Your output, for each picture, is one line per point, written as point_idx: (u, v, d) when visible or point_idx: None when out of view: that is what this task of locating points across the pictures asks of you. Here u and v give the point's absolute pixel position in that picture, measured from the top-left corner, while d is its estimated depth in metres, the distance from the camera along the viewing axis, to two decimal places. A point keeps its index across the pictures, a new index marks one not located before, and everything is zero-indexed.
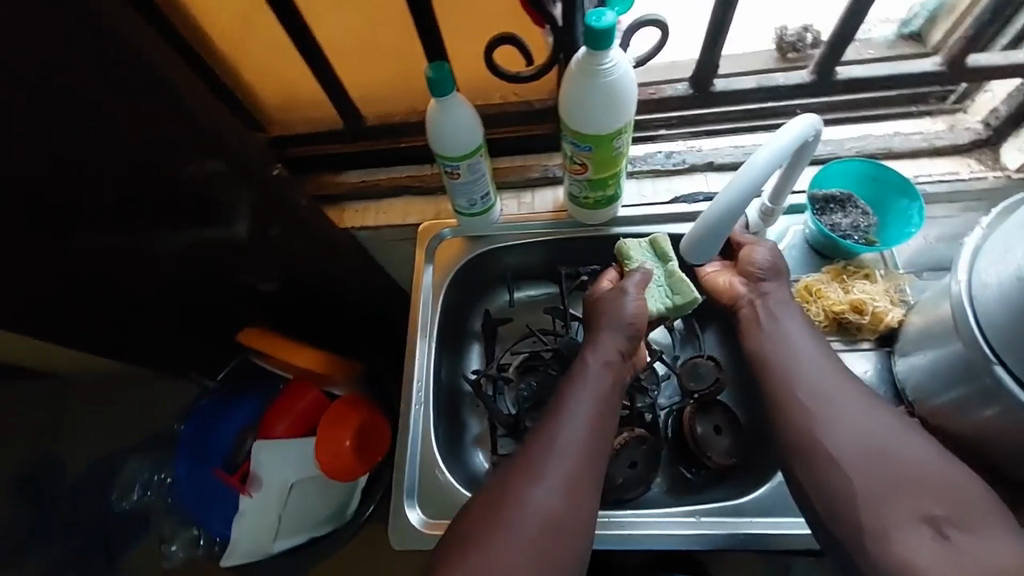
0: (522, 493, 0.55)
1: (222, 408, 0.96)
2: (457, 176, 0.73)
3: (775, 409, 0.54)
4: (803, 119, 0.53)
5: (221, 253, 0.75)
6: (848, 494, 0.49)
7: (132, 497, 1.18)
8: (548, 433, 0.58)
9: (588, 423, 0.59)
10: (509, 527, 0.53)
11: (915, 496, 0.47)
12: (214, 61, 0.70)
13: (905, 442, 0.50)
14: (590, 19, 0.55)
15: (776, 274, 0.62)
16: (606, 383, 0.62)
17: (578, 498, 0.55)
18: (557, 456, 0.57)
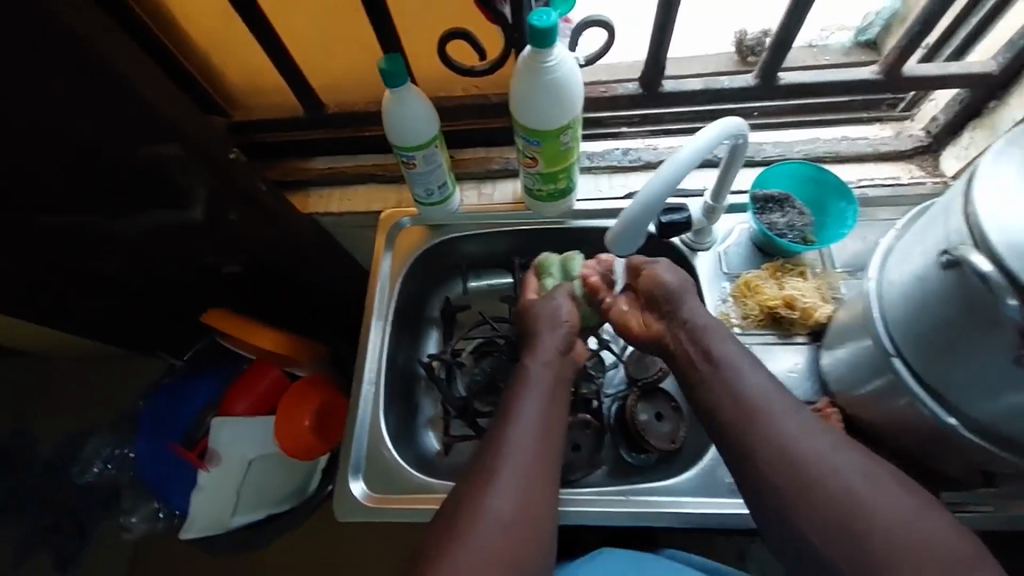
0: (478, 502, 0.56)
1: (186, 382, 0.99)
2: (414, 166, 0.74)
3: (737, 422, 0.56)
4: (722, 122, 0.54)
5: (179, 234, 0.76)
6: (808, 505, 0.51)
7: (92, 471, 1.16)
8: (502, 440, 0.60)
9: (536, 424, 0.62)
10: (476, 531, 0.54)
11: (885, 508, 0.49)
12: (173, 45, 0.70)
13: (844, 453, 0.52)
14: (535, 19, 0.56)
15: (680, 292, 0.66)
16: (550, 390, 0.65)
17: (535, 512, 0.57)
18: (508, 471, 0.58)
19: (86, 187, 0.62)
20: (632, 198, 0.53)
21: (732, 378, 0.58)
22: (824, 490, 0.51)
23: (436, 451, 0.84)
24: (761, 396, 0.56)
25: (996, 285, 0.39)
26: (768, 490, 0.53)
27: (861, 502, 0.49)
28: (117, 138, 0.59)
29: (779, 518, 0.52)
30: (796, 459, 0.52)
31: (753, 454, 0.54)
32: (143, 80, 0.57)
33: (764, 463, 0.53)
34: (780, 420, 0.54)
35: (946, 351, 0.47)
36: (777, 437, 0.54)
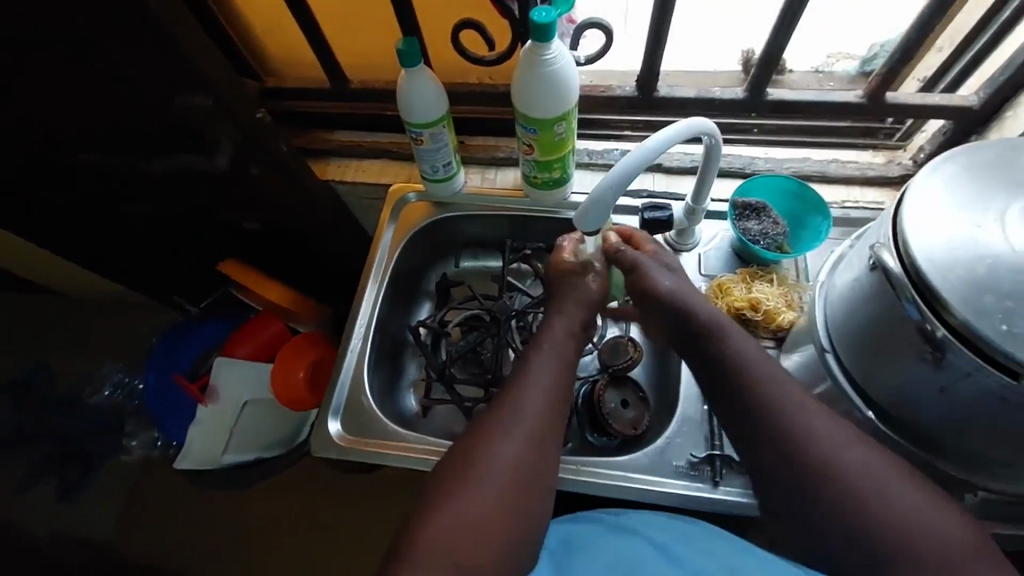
0: (487, 451, 0.54)
1: (197, 324, 1.08)
2: (422, 143, 0.80)
3: (758, 406, 0.53)
4: (677, 125, 0.61)
5: (204, 182, 0.84)
6: (831, 502, 0.48)
7: (102, 394, 1.28)
8: (517, 401, 0.58)
9: (548, 389, 0.59)
10: (480, 480, 0.52)
11: (908, 512, 0.46)
12: (221, 12, 0.79)
13: (860, 450, 0.50)
14: (537, 14, 0.62)
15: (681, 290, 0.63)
16: (562, 364, 0.62)
17: (535, 467, 0.54)
18: (513, 436, 0.55)
19: (124, 122, 0.70)
20: (591, 191, 0.59)
21: (727, 349, 0.57)
22: (822, 456, 0.49)
23: (414, 411, 0.90)
24: (758, 364, 0.55)
25: (902, 280, 0.44)
26: (758, 457, 0.52)
27: (852, 469, 0.48)
28: (156, 83, 0.66)
29: (776, 482, 0.51)
30: (790, 426, 0.51)
31: (745, 417, 0.53)
32: (185, 34, 0.64)
33: (755, 427, 0.53)
34: (777, 387, 0.53)
35: (872, 350, 0.50)
36: (796, 426, 0.51)
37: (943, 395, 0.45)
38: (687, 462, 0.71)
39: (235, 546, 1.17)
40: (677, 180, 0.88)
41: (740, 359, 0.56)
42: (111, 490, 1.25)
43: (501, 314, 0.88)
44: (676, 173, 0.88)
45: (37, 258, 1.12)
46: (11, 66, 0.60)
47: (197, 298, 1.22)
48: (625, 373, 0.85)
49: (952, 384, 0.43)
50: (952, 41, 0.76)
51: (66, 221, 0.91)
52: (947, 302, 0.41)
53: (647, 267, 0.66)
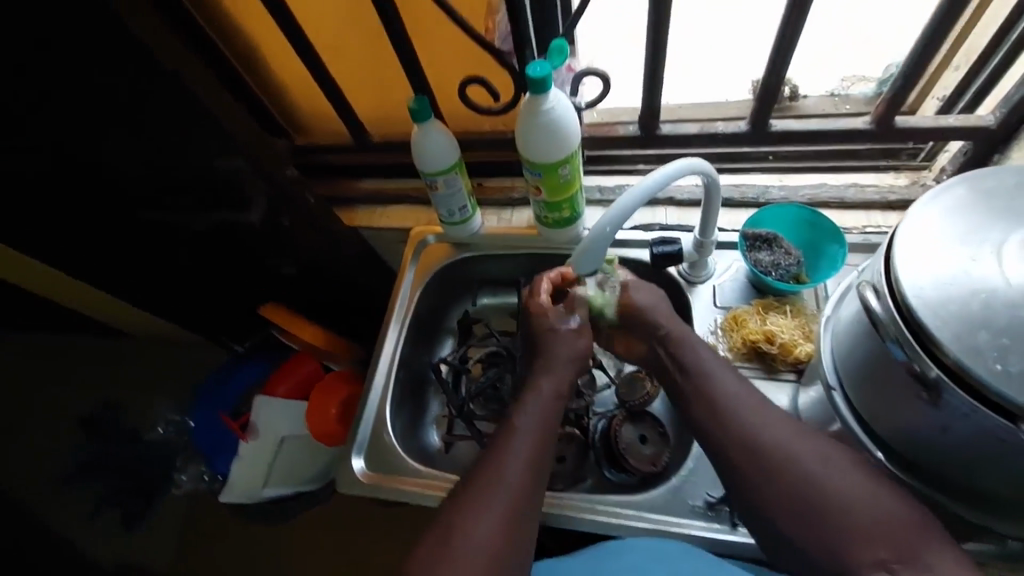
0: (487, 488, 0.56)
1: (241, 363, 1.16)
2: (437, 189, 0.85)
3: (728, 430, 0.54)
4: (672, 164, 0.62)
5: (242, 234, 0.92)
6: (804, 523, 0.49)
7: (156, 431, 1.38)
8: (509, 444, 0.60)
9: (539, 428, 0.61)
10: (476, 522, 0.54)
11: (882, 525, 0.47)
12: (257, 84, 0.88)
13: (838, 470, 0.50)
14: (533, 69, 0.65)
15: (651, 307, 0.68)
16: (556, 405, 0.64)
17: (525, 506, 0.57)
18: (504, 481, 0.57)
19: (171, 183, 0.79)
20: (590, 229, 0.61)
21: (700, 383, 0.58)
22: (803, 484, 0.49)
23: (437, 447, 0.92)
24: (732, 398, 0.56)
25: (892, 316, 0.43)
26: (741, 489, 0.53)
27: (836, 493, 0.49)
28: (196, 149, 0.74)
29: (759, 511, 0.51)
30: (766, 458, 0.52)
31: (723, 451, 0.54)
32: (221, 106, 0.73)
33: (734, 459, 0.53)
34: (747, 418, 0.54)
35: (873, 385, 0.49)
36: (770, 447, 0.52)
37: (945, 435, 0.43)
38: (704, 502, 0.69)
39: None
40: (689, 212, 0.89)
41: (715, 393, 0.57)
42: (171, 519, 1.34)
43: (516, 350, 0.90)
44: (687, 206, 0.89)
45: (108, 302, 1.25)
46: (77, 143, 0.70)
47: (243, 338, 1.31)
48: (643, 408, 0.84)
49: (953, 424, 0.42)
50: (968, 59, 0.74)
51: (127, 271, 1.02)
52: (940, 341, 0.39)
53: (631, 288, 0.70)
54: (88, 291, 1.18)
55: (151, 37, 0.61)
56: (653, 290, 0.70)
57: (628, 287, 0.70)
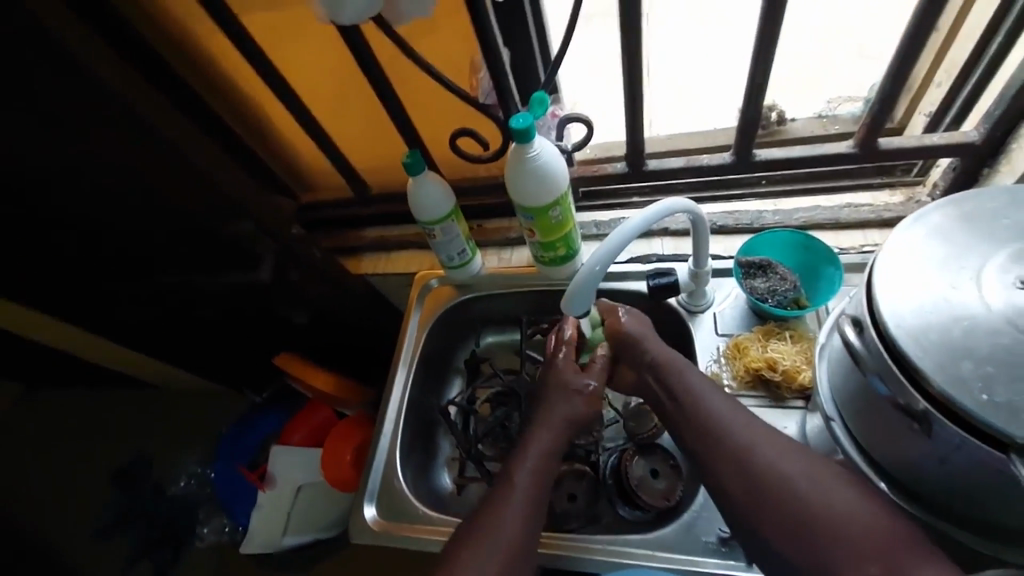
0: (486, 534, 0.57)
1: (257, 414, 1.19)
2: (434, 236, 0.87)
3: (716, 457, 0.54)
4: (656, 203, 0.63)
5: (251, 289, 0.96)
6: (798, 549, 0.48)
7: (179, 484, 1.40)
8: (505, 497, 0.60)
9: (533, 484, 0.61)
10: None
11: (875, 547, 0.45)
12: (262, 148, 0.94)
13: (832, 493, 0.49)
14: (515, 120, 0.68)
15: (643, 334, 0.68)
16: (551, 456, 0.64)
17: (519, 558, 0.57)
18: (500, 534, 0.57)
19: (183, 248, 0.83)
20: (579, 269, 0.62)
21: (691, 409, 0.58)
22: (795, 508, 0.48)
23: (449, 489, 0.92)
24: (721, 420, 0.56)
25: (875, 344, 0.43)
26: (737, 515, 0.52)
27: (827, 513, 0.47)
28: (204, 215, 0.79)
29: (754, 536, 0.50)
30: (756, 483, 0.51)
31: (716, 477, 0.53)
32: (226, 174, 0.77)
33: (727, 484, 0.52)
34: (739, 441, 0.53)
35: (867, 414, 0.48)
36: (758, 471, 0.51)
37: (944, 467, 0.43)
38: (717, 537, 0.68)
39: None
40: (684, 242, 0.89)
41: (705, 417, 0.57)
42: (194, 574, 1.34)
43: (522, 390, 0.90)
44: (681, 235, 0.90)
45: (121, 354, 1.27)
46: (95, 218, 0.75)
47: (259, 387, 1.34)
48: (653, 441, 0.84)
49: (949, 456, 0.41)
50: (949, 76, 0.75)
51: (148, 330, 1.06)
52: (923, 371, 0.39)
53: (620, 314, 0.70)
54: (116, 348, 1.24)
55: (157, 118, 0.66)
56: (636, 311, 0.71)
57: (618, 312, 0.70)
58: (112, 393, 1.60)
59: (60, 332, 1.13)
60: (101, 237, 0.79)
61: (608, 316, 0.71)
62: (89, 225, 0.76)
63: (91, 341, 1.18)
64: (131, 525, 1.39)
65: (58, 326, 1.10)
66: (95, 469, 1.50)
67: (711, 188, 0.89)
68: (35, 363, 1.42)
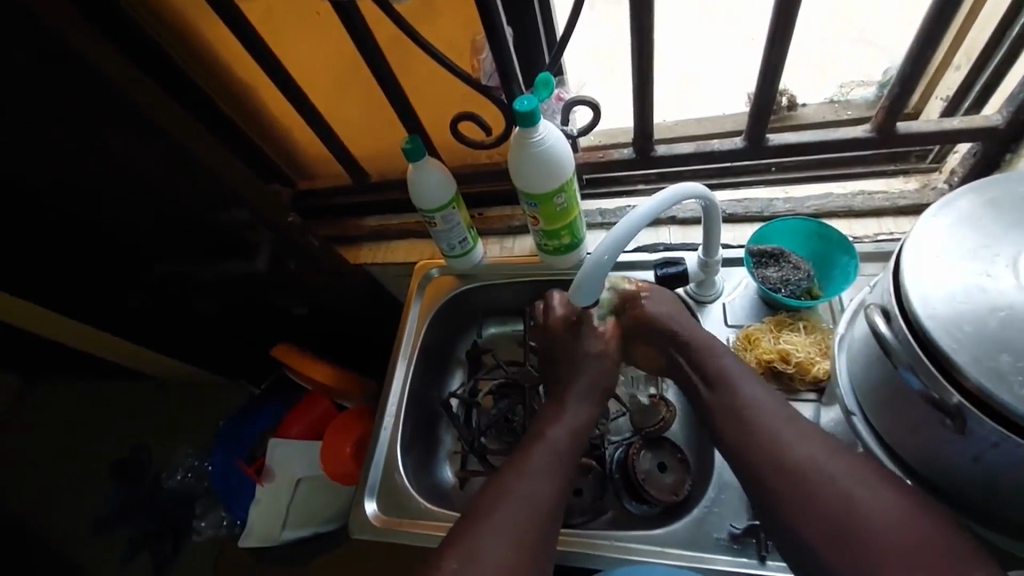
0: (492, 535, 0.54)
1: (256, 406, 1.18)
2: (435, 225, 0.85)
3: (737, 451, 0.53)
4: (668, 188, 0.61)
5: (248, 280, 0.93)
6: (821, 542, 0.46)
7: (177, 477, 1.38)
8: (535, 464, 0.59)
9: (566, 449, 0.61)
10: (487, 551, 0.53)
11: (903, 542, 0.44)
12: (258, 135, 0.91)
13: (857, 487, 0.47)
14: (520, 103, 0.65)
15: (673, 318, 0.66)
16: (585, 425, 0.64)
17: (535, 551, 0.54)
18: (529, 501, 0.56)
19: (178, 238, 0.81)
20: (586, 258, 0.60)
21: (729, 394, 0.57)
22: (833, 499, 0.47)
23: (451, 483, 0.91)
24: (761, 409, 0.54)
25: (904, 335, 0.41)
26: (766, 499, 0.50)
27: (868, 511, 0.45)
28: (199, 204, 0.76)
29: (780, 530, 0.49)
30: (778, 474, 0.50)
31: (752, 464, 0.52)
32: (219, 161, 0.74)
33: (764, 473, 0.51)
34: (773, 424, 0.53)
35: (891, 408, 0.46)
36: (776, 462, 0.50)
37: (977, 465, 0.41)
38: (729, 534, 0.66)
39: None
40: (692, 231, 0.87)
41: (742, 403, 0.55)
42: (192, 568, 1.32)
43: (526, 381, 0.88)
44: (689, 224, 0.87)
45: (106, 342, 1.22)
46: (86, 207, 0.72)
47: (258, 379, 1.32)
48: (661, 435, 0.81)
49: (982, 453, 0.39)
50: (970, 58, 0.72)
51: (143, 321, 1.04)
52: (957, 364, 0.37)
53: (642, 300, 0.69)
54: (109, 339, 1.21)
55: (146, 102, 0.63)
56: (666, 296, 0.69)
57: (640, 296, 0.69)
58: (108, 385, 1.58)
59: (36, 318, 1.08)
60: (92, 227, 0.76)
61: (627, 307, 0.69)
62: (80, 215, 0.73)
63: (71, 327, 1.12)
64: (128, 518, 1.37)
65: (49, 316, 1.07)
66: (92, 462, 1.48)
67: (721, 176, 0.86)
68: (29, 354, 1.40)
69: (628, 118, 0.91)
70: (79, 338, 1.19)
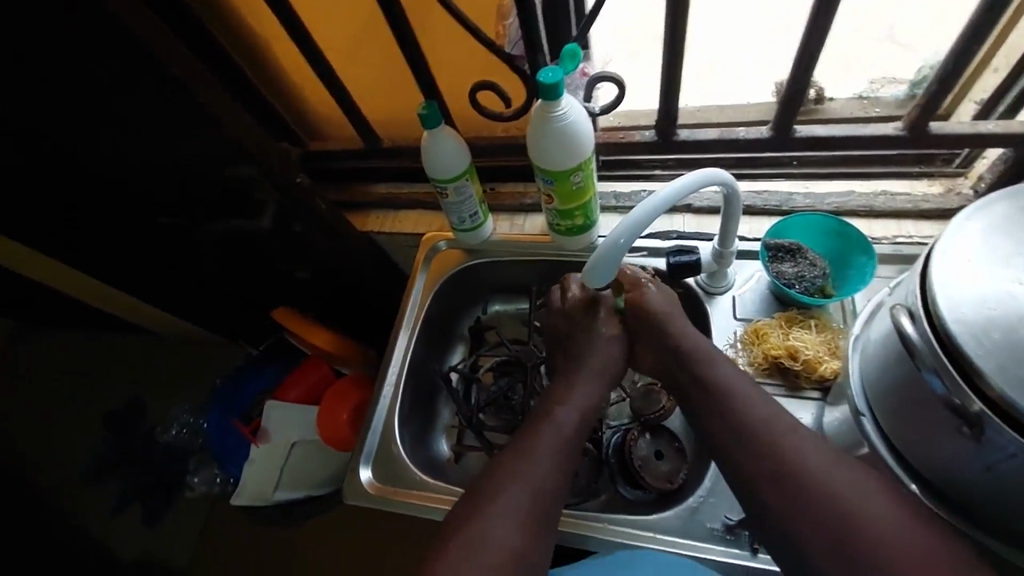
0: (489, 512, 0.53)
1: (256, 367, 1.18)
2: (447, 196, 0.83)
3: (735, 446, 0.52)
4: (694, 173, 0.59)
5: (252, 239, 0.92)
6: (824, 537, 0.45)
7: (170, 432, 1.38)
8: (544, 439, 0.59)
9: (576, 426, 0.61)
10: (486, 524, 0.53)
11: (908, 540, 0.43)
12: (270, 91, 0.88)
13: (864, 484, 0.46)
14: (544, 75, 0.63)
15: (670, 307, 0.66)
16: (593, 401, 0.64)
17: (537, 524, 0.54)
18: (538, 474, 0.56)
19: (183, 191, 0.79)
20: (602, 240, 0.58)
21: (721, 400, 0.55)
22: (830, 506, 0.46)
23: (446, 456, 0.90)
24: (756, 418, 0.53)
25: (928, 340, 0.40)
26: (757, 503, 0.49)
27: (861, 515, 0.45)
28: (208, 157, 0.74)
29: (776, 527, 0.48)
30: (779, 469, 0.49)
31: (747, 460, 0.51)
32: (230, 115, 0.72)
33: (755, 471, 0.50)
34: (764, 424, 0.52)
35: (904, 412, 0.46)
36: (777, 458, 0.49)
37: (990, 475, 0.40)
38: (722, 525, 0.66)
39: None
40: (707, 220, 0.85)
41: (730, 403, 0.55)
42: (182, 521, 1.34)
43: (528, 360, 0.88)
44: (705, 213, 0.86)
45: (104, 294, 1.22)
46: (91, 153, 0.70)
47: (258, 341, 1.31)
48: (659, 423, 0.81)
49: (996, 463, 0.39)
50: (1011, 60, 0.70)
51: (144, 274, 1.03)
52: (980, 370, 0.36)
53: (647, 289, 0.68)
54: (108, 291, 1.20)
55: (158, 46, 0.60)
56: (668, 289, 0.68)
57: (645, 286, 0.68)
58: (106, 336, 1.57)
59: (34, 267, 1.08)
60: (98, 176, 0.74)
61: (630, 290, 0.69)
62: (85, 162, 0.71)
63: (68, 277, 1.12)
64: (121, 470, 1.38)
65: (49, 263, 1.06)
66: (87, 411, 1.48)
67: (742, 166, 0.84)
68: (27, 299, 1.39)
69: (653, 99, 0.88)
70: (78, 291, 1.19)
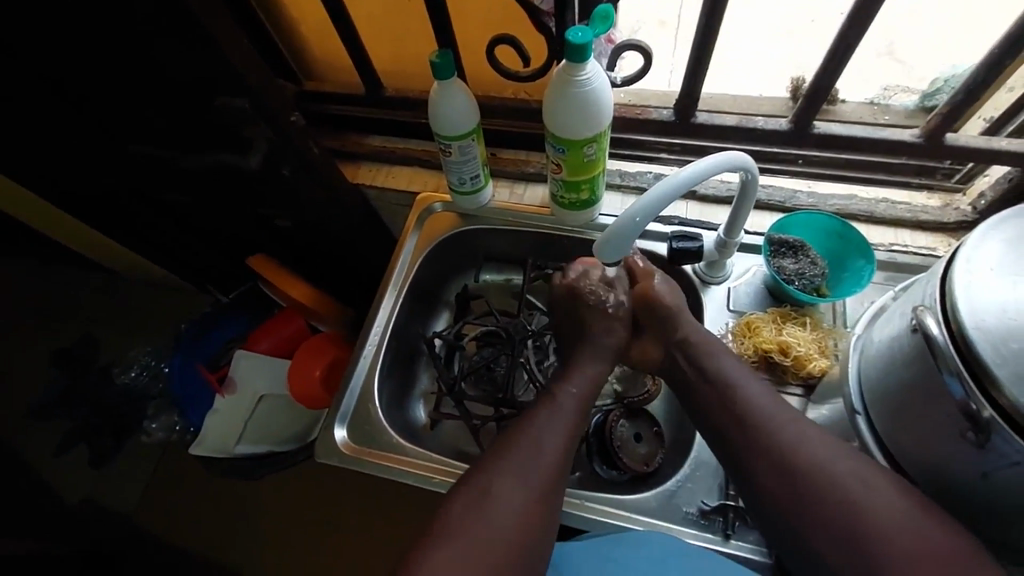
0: (492, 492, 0.52)
1: (225, 314, 1.13)
2: (450, 155, 0.79)
3: (743, 444, 0.53)
4: (721, 155, 0.58)
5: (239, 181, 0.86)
6: (831, 534, 0.46)
7: (128, 374, 1.32)
8: (535, 433, 0.56)
9: (566, 427, 0.58)
10: (493, 504, 0.51)
11: (900, 529, 0.44)
12: (269, 20, 0.81)
13: (863, 476, 0.47)
14: (573, 34, 0.60)
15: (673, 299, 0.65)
16: (576, 395, 0.61)
17: (543, 503, 0.53)
18: (521, 467, 0.53)
19: (167, 119, 0.73)
20: (619, 214, 0.56)
21: (732, 393, 0.56)
22: (835, 504, 0.47)
23: (422, 423, 0.89)
24: (758, 405, 0.54)
25: (946, 346, 0.40)
26: (770, 507, 0.50)
27: (862, 512, 0.46)
28: (201, 85, 0.68)
29: (791, 533, 0.49)
30: (787, 467, 0.49)
31: (751, 461, 0.52)
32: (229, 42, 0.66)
33: (761, 473, 0.51)
34: (768, 425, 0.52)
35: (906, 413, 0.47)
36: (785, 455, 0.50)
37: (986, 480, 0.42)
38: (698, 509, 0.67)
39: (248, 535, 1.20)
40: (709, 210, 0.85)
41: (738, 403, 0.55)
42: (135, 466, 1.29)
43: (515, 332, 0.86)
44: (707, 202, 0.85)
45: (85, 236, 1.18)
46: (69, 61, 0.64)
47: (229, 289, 1.26)
48: (640, 407, 0.80)
49: (995, 470, 0.41)
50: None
51: (113, 207, 0.96)
52: (994, 378, 0.37)
53: (655, 279, 0.66)
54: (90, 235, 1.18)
55: None
56: (673, 281, 0.67)
57: (653, 276, 0.66)
58: None
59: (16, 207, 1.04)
60: (74, 88, 0.68)
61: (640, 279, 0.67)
62: (59, 69, 0.65)
63: (52, 216, 1.09)
64: None
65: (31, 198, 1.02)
66: None
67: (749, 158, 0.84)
68: None
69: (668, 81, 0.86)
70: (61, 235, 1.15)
